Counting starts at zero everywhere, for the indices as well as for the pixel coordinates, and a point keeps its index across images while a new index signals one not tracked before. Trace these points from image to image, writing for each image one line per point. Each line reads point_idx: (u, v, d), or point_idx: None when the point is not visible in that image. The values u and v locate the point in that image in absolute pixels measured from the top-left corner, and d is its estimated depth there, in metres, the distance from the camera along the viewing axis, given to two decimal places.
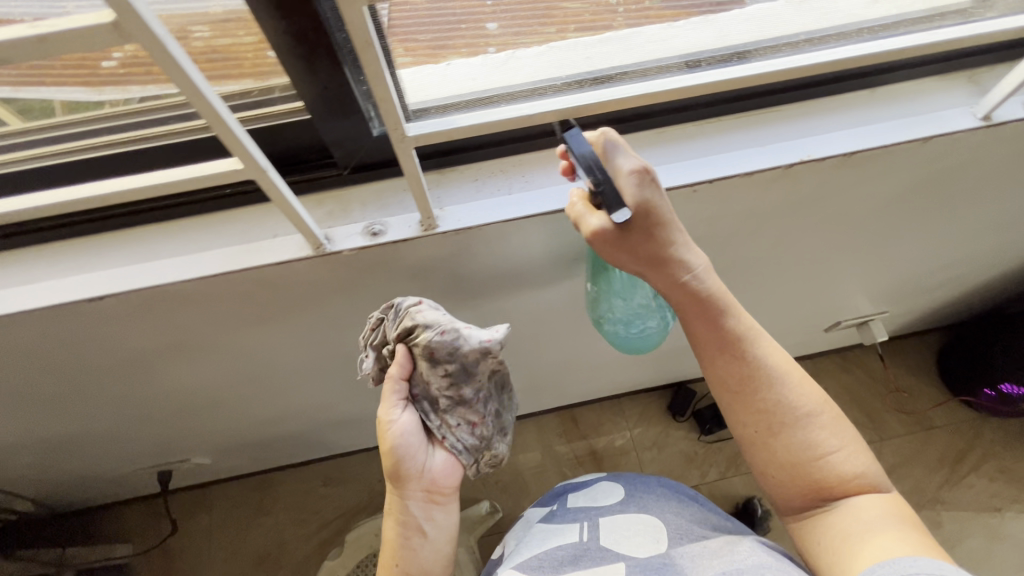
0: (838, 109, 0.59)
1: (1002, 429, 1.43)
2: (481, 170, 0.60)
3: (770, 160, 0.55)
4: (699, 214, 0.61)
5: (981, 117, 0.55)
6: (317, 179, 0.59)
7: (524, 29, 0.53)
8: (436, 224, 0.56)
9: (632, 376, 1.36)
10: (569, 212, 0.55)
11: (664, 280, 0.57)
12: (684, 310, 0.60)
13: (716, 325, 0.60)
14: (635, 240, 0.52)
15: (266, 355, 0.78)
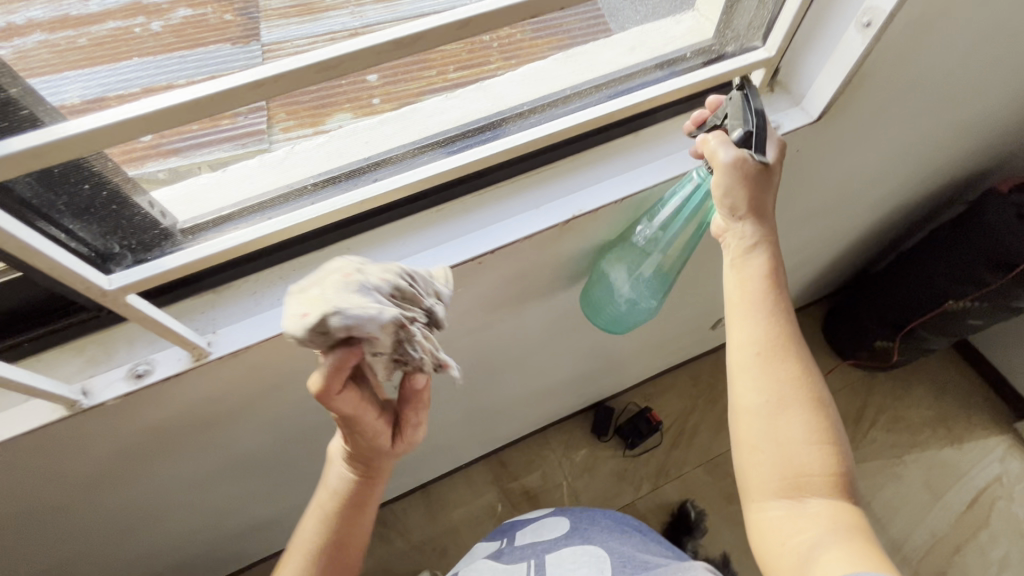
0: (616, 156, 0.60)
1: (888, 382, 1.55)
2: (250, 279, 0.51)
3: (542, 223, 0.54)
4: (507, 268, 0.61)
5: None
6: (64, 326, 0.48)
7: (408, 77, 0.51)
8: (208, 352, 0.48)
9: (545, 409, 1.35)
10: (703, 148, 0.54)
11: (751, 229, 0.55)
12: (749, 269, 0.56)
13: (773, 293, 0.56)
14: (763, 181, 0.52)
15: (97, 517, 0.68)
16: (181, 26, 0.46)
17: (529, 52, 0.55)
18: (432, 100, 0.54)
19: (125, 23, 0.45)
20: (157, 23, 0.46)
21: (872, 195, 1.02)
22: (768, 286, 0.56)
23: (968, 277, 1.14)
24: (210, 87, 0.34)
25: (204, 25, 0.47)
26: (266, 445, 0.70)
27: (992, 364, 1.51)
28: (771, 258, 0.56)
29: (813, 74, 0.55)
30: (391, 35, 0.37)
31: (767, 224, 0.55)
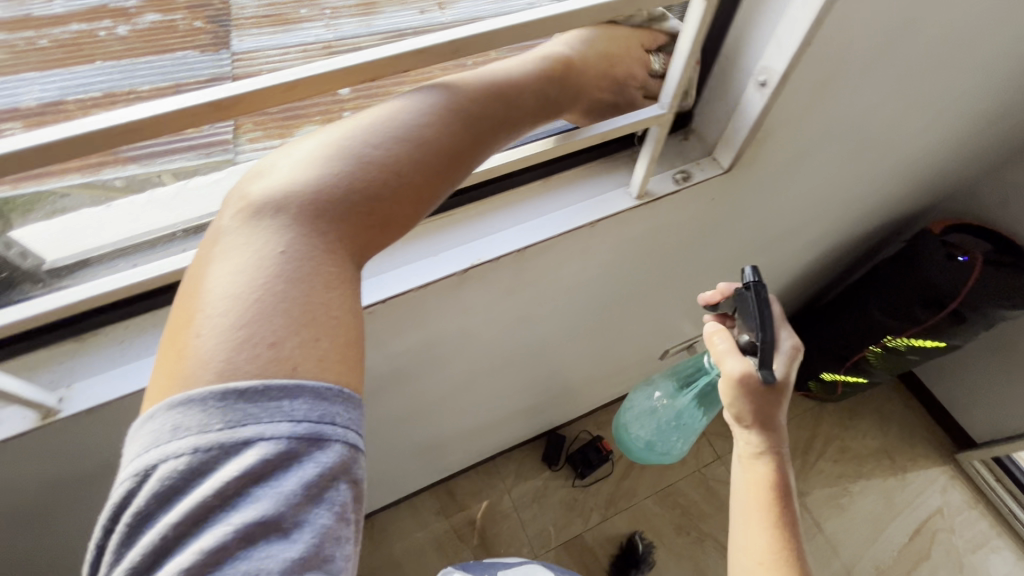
0: (533, 198, 0.53)
1: (836, 413, 1.56)
2: (137, 322, 0.52)
3: (435, 273, 0.48)
4: (412, 326, 0.56)
5: (635, 196, 0.53)
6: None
7: (378, 91, 0.52)
8: (58, 410, 0.47)
9: (492, 439, 1.32)
10: (712, 348, 0.60)
11: (759, 438, 0.61)
12: (757, 474, 0.61)
13: (780, 504, 0.60)
14: (766, 400, 0.58)
15: None
16: (148, 32, 0.46)
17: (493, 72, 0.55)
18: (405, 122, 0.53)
19: (91, 26, 0.45)
20: (125, 28, 0.46)
21: (809, 233, 1.04)
22: (776, 499, 0.60)
23: (906, 315, 1.15)
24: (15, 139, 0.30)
25: (172, 32, 0.47)
26: None
27: (934, 396, 1.55)
28: (779, 470, 0.61)
29: (721, 126, 0.55)
30: (213, 95, 0.34)
31: (776, 437, 0.61)
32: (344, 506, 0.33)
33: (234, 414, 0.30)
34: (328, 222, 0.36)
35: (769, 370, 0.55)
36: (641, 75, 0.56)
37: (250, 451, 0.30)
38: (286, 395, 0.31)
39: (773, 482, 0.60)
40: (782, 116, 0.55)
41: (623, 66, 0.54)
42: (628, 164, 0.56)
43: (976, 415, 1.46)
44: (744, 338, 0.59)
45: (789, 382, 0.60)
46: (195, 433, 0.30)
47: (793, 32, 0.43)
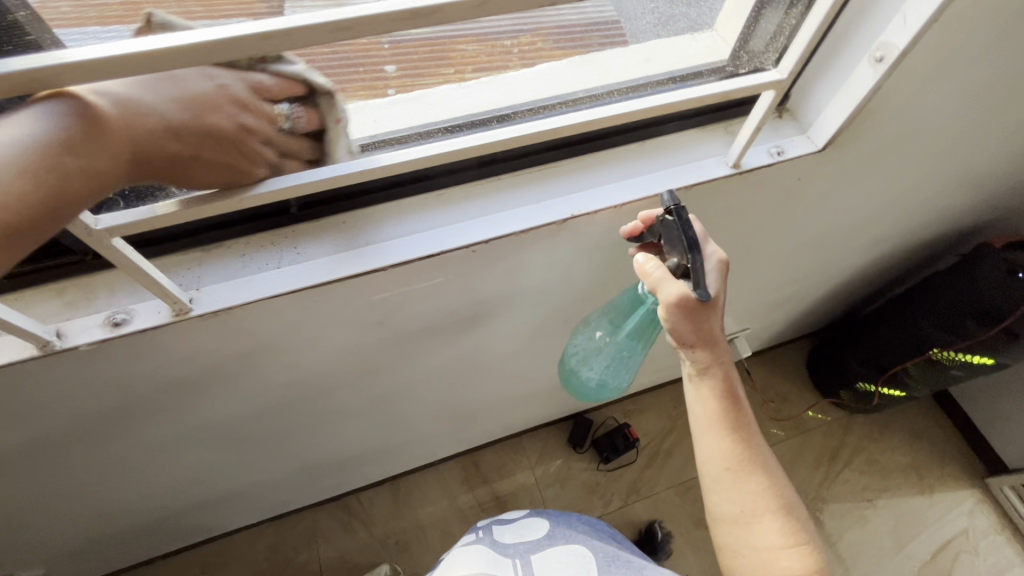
0: (630, 159, 0.56)
1: (865, 425, 1.55)
2: (257, 239, 0.50)
3: (538, 219, 0.51)
4: (496, 273, 0.58)
5: (731, 165, 0.55)
6: (43, 267, 0.46)
7: (424, 71, 0.52)
8: (189, 309, 0.45)
9: (523, 414, 1.34)
10: (645, 277, 0.50)
11: (705, 356, 0.56)
12: (706, 390, 0.59)
13: (732, 411, 0.60)
14: (705, 316, 0.50)
15: (65, 471, 0.67)
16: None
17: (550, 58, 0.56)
18: (503, 79, 0.56)
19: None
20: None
21: (870, 235, 1.03)
22: (726, 404, 0.59)
23: (957, 328, 1.14)
24: (231, 29, 0.31)
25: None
26: (236, 415, 0.69)
27: (970, 418, 1.53)
28: (725, 377, 0.59)
29: (821, 102, 0.56)
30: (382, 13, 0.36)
31: (719, 350, 0.57)
32: None
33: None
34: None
35: (706, 290, 0.46)
36: (261, 127, 0.43)
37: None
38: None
39: (722, 390, 0.59)
40: (885, 98, 0.55)
41: (232, 117, 0.41)
42: (723, 135, 0.57)
43: (1011, 440, 1.44)
44: (672, 262, 0.49)
45: (724, 296, 0.52)
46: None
47: (928, 2, 0.44)
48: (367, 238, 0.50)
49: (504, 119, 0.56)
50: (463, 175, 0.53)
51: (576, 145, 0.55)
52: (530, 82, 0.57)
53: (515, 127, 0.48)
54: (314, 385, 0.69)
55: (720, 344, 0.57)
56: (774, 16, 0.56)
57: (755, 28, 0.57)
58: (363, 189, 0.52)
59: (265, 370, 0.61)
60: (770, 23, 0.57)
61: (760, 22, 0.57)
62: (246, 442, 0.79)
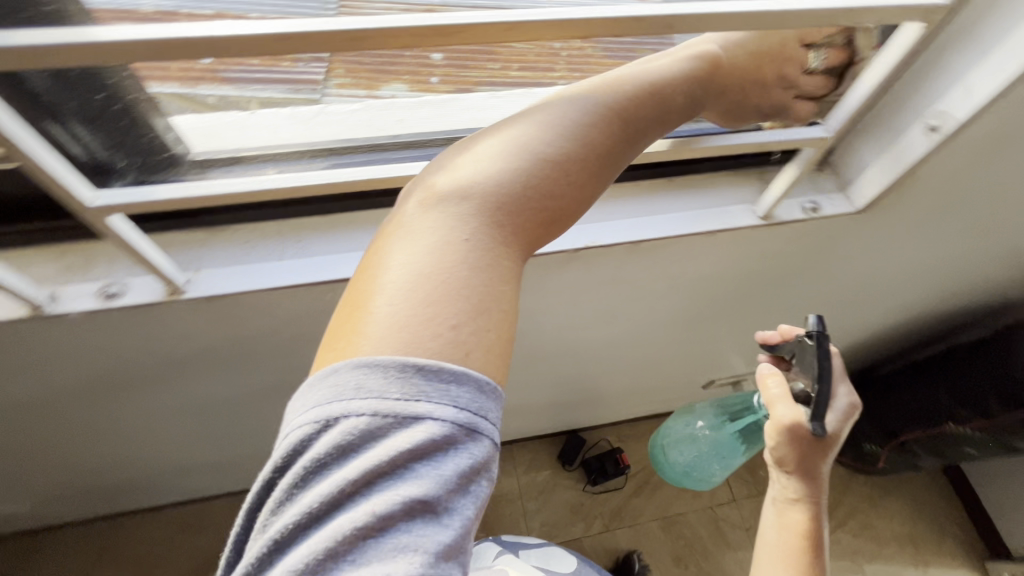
0: (657, 195, 0.53)
1: (866, 486, 1.50)
2: (262, 226, 0.49)
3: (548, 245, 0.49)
4: None
5: (760, 216, 0.52)
6: (44, 229, 0.46)
7: (468, 64, 0.52)
8: (183, 290, 0.45)
9: (517, 424, 1.32)
10: (763, 390, 0.56)
11: (800, 484, 0.57)
12: (789, 519, 0.59)
13: (810, 553, 0.57)
14: (815, 448, 0.54)
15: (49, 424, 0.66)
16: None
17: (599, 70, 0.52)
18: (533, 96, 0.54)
19: None
20: None
21: (902, 297, 0.98)
22: (810, 550, 0.57)
23: (978, 405, 1.09)
24: (259, 22, 0.28)
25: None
26: (226, 393, 0.68)
27: (975, 497, 1.47)
28: (813, 517, 0.58)
29: (866, 162, 0.53)
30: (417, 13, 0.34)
31: (815, 484, 0.58)
32: (478, 511, 0.29)
33: (411, 386, 0.29)
34: (511, 217, 0.33)
35: (820, 424, 0.51)
36: (792, 74, 0.47)
37: (416, 428, 0.28)
38: (441, 379, 0.29)
39: (807, 529, 0.57)
40: (934, 166, 0.52)
41: (773, 68, 0.45)
42: (757, 182, 0.55)
43: (1017, 526, 1.37)
44: (799, 386, 0.54)
45: (840, 439, 0.57)
46: (375, 398, 0.28)
47: (996, 76, 0.41)
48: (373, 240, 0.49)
49: None
50: None
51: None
52: None
53: None
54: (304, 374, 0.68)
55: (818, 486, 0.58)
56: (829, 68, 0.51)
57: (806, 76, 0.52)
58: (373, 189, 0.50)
59: (257, 356, 0.60)
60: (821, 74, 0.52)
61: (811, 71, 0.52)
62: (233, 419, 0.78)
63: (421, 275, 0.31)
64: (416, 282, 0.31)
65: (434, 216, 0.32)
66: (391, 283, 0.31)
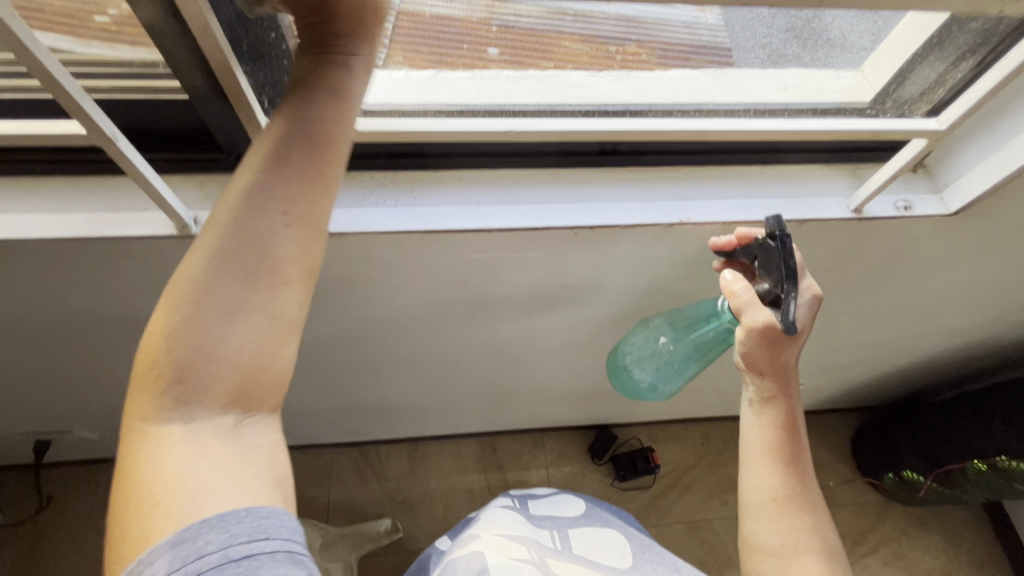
0: (751, 181, 0.55)
1: (902, 517, 1.46)
2: (378, 176, 0.52)
3: (645, 218, 0.51)
4: (585, 261, 0.58)
5: (853, 209, 0.53)
6: (190, 160, 0.50)
7: (523, 59, 0.55)
8: None
9: (554, 411, 1.34)
10: (728, 297, 0.49)
11: (772, 385, 0.57)
12: (765, 418, 0.59)
13: (789, 445, 0.59)
14: (781, 347, 0.50)
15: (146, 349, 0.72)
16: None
17: (685, 56, 0.57)
18: (634, 80, 0.58)
19: None
20: None
21: (970, 319, 0.96)
22: (785, 440, 0.59)
23: None
24: None
25: None
26: (306, 338, 0.72)
27: (1018, 538, 1.42)
28: (789, 410, 0.59)
29: (966, 165, 0.53)
30: None
31: (787, 382, 0.57)
32: None
33: (226, 529, 0.32)
34: (221, 311, 0.34)
35: (793, 324, 0.44)
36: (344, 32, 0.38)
37: None
38: (211, 524, 0.32)
39: (781, 423, 0.59)
40: None
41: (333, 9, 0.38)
42: (850, 177, 0.56)
43: None
44: (764, 287, 0.47)
45: (808, 330, 0.51)
46: (193, 556, 0.31)
47: None
48: (477, 197, 0.52)
49: (630, 114, 0.57)
50: (579, 159, 0.54)
51: (698, 154, 0.55)
52: (660, 85, 0.58)
53: (655, 122, 0.48)
54: (380, 328, 0.71)
55: (784, 379, 0.57)
56: (940, 62, 0.53)
57: (916, 70, 0.55)
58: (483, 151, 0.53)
59: (347, 304, 0.64)
60: (932, 69, 0.54)
61: (921, 64, 0.54)
62: (303, 367, 0.83)
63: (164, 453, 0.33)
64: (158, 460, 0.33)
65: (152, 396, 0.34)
66: (154, 472, 0.33)
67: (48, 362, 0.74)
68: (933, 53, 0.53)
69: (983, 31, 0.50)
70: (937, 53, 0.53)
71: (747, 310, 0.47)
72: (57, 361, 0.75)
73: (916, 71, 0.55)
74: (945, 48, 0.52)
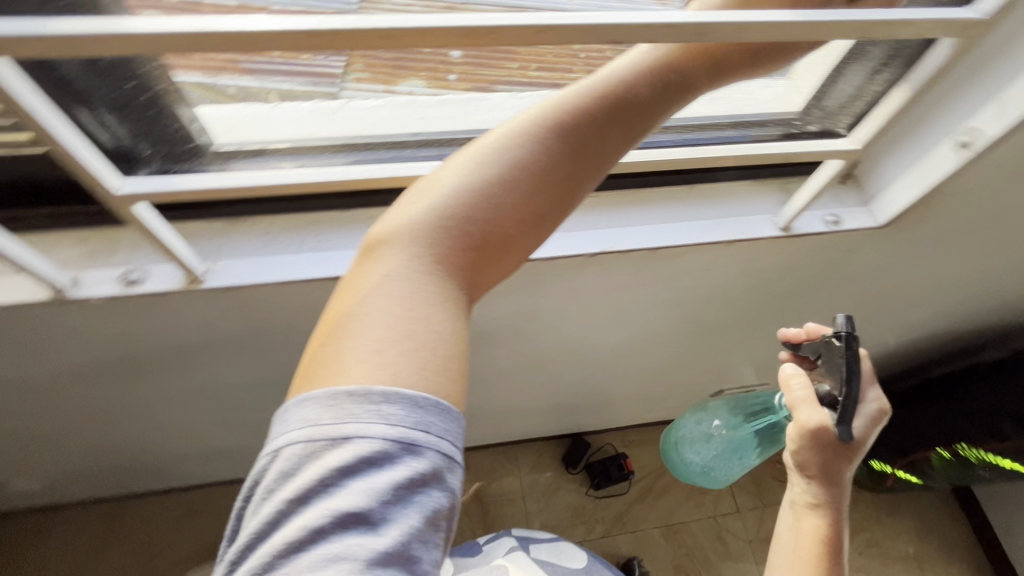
0: (678, 203, 0.53)
1: (874, 504, 1.47)
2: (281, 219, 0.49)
3: (568, 249, 0.49)
4: (515, 291, 0.56)
5: (781, 227, 0.52)
6: (69, 214, 0.47)
7: (487, 62, 0.50)
8: (202, 279, 0.46)
9: (524, 424, 1.32)
10: (786, 391, 0.50)
11: (818, 489, 0.52)
12: (806, 527, 0.53)
13: (828, 564, 0.52)
14: (837, 453, 0.49)
15: (66, 401, 0.67)
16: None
17: None
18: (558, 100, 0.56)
19: None
20: None
21: (924, 314, 0.97)
22: (826, 560, 0.51)
23: (992, 428, 1.07)
24: (299, 22, 0.27)
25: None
26: (238, 381, 0.68)
27: (986, 519, 1.44)
28: (834, 525, 0.52)
29: (891, 176, 0.52)
30: None
31: (839, 492, 0.52)
32: (433, 511, 0.30)
33: (343, 412, 0.29)
34: (499, 210, 0.34)
35: (848, 430, 0.45)
36: (640, 99, 0.37)
37: (347, 448, 0.29)
38: (379, 398, 0.30)
39: (825, 536, 0.52)
40: (963, 183, 0.51)
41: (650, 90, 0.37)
42: (779, 193, 0.54)
43: None
44: (823, 387, 0.49)
45: (866, 444, 0.52)
46: (309, 425, 0.30)
47: None
48: None
49: None
50: None
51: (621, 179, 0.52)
52: None
53: None
54: None
55: (840, 490, 0.52)
56: (856, 75, 0.52)
57: (832, 82, 0.53)
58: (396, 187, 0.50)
59: (272, 345, 0.61)
60: (848, 83, 0.53)
61: (837, 76, 0.53)
62: (244, 408, 0.78)
63: (400, 299, 0.32)
64: (393, 306, 0.32)
65: (377, 293, 0.33)
66: (345, 333, 0.32)
67: None
68: (848, 67, 0.51)
69: (896, 46, 0.48)
70: (854, 67, 0.51)
71: (805, 406, 0.48)
72: None
73: (833, 82, 0.53)
74: (861, 62, 0.50)
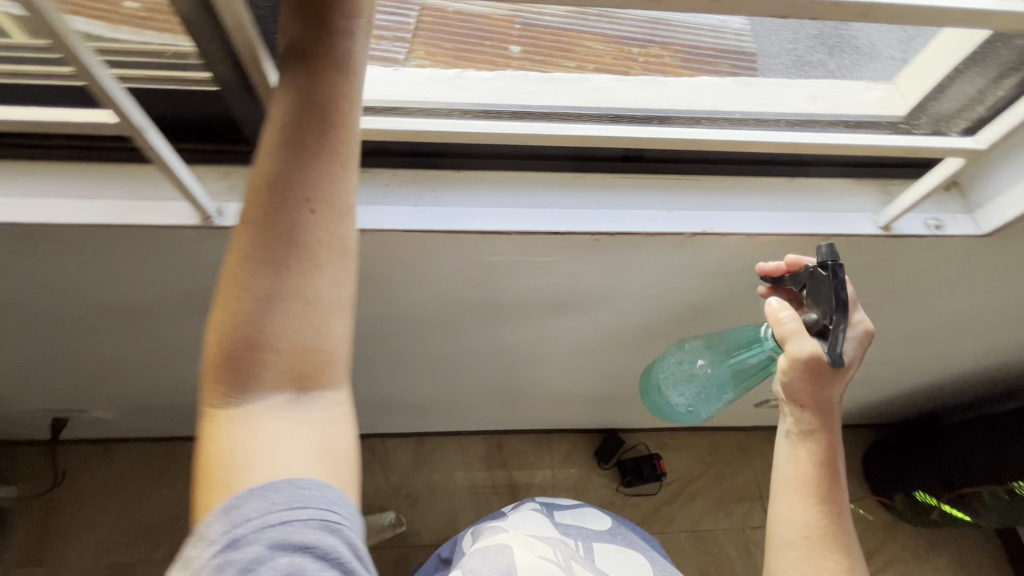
0: (777, 194, 0.54)
1: (912, 537, 1.43)
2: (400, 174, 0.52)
3: (669, 227, 0.51)
4: (605, 266, 0.58)
5: (882, 225, 0.52)
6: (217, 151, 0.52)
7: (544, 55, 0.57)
8: None
9: (564, 413, 1.34)
10: (774, 324, 0.51)
11: (813, 419, 0.56)
12: (802, 452, 0.58)
13: (825, 481, 0.58)
14: (826, 382, 0.51)
15: (165, 331, 0.72)
16: None
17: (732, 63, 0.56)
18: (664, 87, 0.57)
19: None
20: None
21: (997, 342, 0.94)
22: (820, 475, 0.58)
23: None
24: None
25: None
26: None
27: None
28: (828, 447, 0.57)
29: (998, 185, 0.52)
30: None
31: (829, 417, 0.56)
32: (281, 575, 0.32)
33: (193, 547, 0.34)
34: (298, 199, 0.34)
35: (839, 355, 0.47)
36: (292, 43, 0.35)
37: (197, 571, 0.33)
38: (257, 492, 0.34)
39: (818, 457, 0.57)
40: None
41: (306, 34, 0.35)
42: (878, 193, 0.55)
43: None
44: (810, 316, 0.49)
45: (856, 366, 0.53)
46: (182, 565, 0.34)
47: None
48: (498, 198, 0.52)
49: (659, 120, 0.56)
50: (605, 168, 0.54)
51: (723, 165, 0.54)
52: (694, 93, 0.57)
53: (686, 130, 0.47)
54: (396, 325, 0.72)
55: (828, 416, 0.56)
56: (977, 78, 0.53)
57: (949, 84, 0.54)
58: (509, 154, 0.53)
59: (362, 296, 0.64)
60: (968, 85, 0.53)
61: (957, 78, 0.53)
62: None
63: (263, 349, 0.34)
64: (268, 380, 0.35)
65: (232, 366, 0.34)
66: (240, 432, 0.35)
67: (65, 340, 0.75)
68: (970, 70, 0.52)
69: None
70: (979, 69, 0.52)
71: (793, 337, 0.49)
72: (76, 340, 0.75)
73: (950, 84, 0.54)
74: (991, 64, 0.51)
